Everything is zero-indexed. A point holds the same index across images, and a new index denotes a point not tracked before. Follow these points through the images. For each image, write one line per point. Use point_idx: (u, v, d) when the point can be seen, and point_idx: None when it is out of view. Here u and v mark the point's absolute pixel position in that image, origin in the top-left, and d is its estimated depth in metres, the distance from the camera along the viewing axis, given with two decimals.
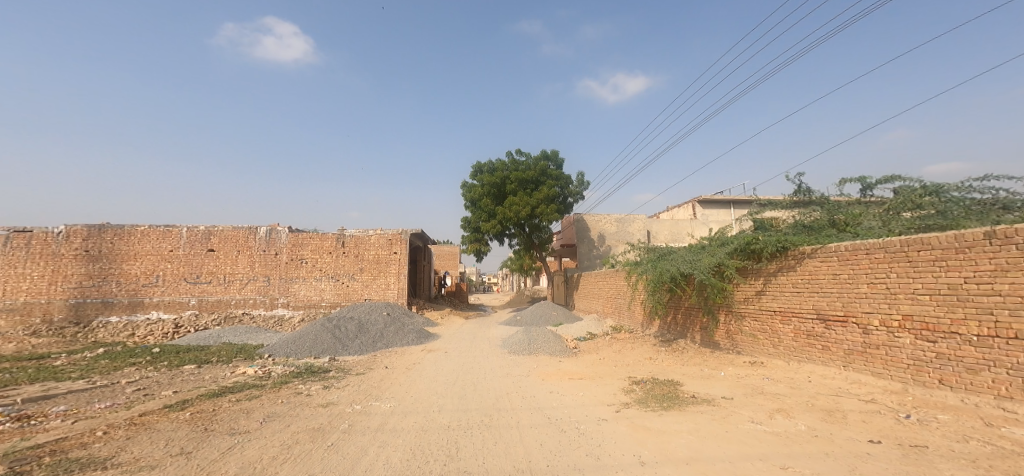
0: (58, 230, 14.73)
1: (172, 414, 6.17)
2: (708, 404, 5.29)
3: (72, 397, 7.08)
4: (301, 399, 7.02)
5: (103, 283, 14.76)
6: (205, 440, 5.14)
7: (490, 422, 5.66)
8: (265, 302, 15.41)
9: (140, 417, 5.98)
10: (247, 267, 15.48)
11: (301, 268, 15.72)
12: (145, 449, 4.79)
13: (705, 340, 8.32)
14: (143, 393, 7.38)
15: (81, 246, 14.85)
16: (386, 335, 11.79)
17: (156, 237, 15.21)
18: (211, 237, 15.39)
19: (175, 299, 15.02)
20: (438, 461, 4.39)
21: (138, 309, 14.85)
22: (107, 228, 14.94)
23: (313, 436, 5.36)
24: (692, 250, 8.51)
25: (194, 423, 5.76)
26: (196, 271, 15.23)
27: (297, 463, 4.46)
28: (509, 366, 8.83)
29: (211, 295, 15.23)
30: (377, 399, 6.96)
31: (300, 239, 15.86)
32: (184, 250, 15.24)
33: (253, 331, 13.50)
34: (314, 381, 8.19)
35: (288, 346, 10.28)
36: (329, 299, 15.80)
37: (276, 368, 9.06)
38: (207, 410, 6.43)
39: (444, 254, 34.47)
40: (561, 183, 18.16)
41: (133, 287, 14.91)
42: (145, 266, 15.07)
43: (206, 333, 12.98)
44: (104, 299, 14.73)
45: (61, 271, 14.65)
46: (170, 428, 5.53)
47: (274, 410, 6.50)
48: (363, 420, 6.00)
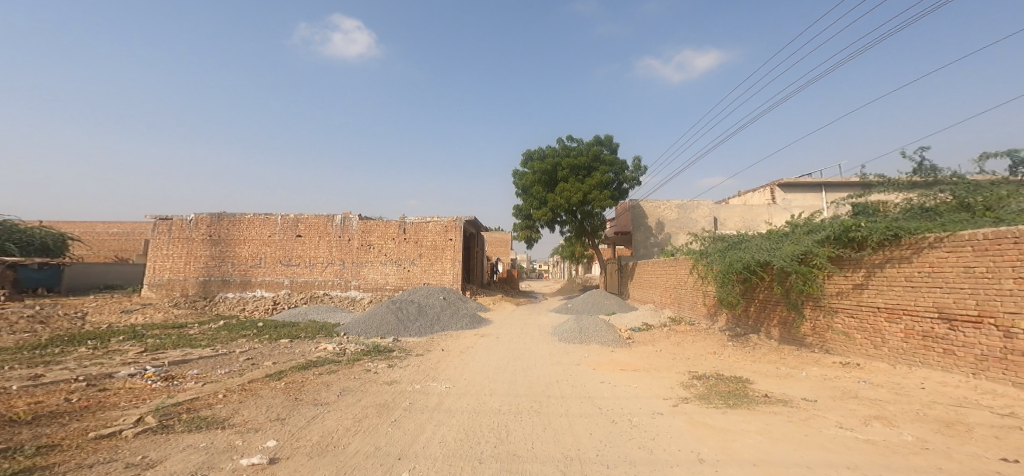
0: (190, 218, 17.10)
1: (272, 382, 6.97)
2: (785, 405, 4.84)
3: (204, 362, 8.28)
4: (369, 376, 7.57)
5: (222, 264, 16.88)
6: (295, 409, 5.72)
7: (539, 408, 5.66)
8: (340, 284, 16.69)
9: (249, 384, 6.83)
10: (326, 251, 16.85)
11: (370, 253, 16.78)
12: (252, 413, 5.45)
13: (786, 336, 7.63)
14: (249, 361, 8.42)
15: (206, 232, 17.12)
16: (443, 319, 12.24)
17: (259, 223, 17.04)
18: (299, 224, 16.94)
19: (273, 279, 16.79)
20: (488, 443, 4.51)
21: (248, 287, 16.85)
22: (224, 216, 17.04)
23: (379, 412, 5.75)
24: (771, 237, 7.81)
25: (288, 393, 6.44)
26: (288, 255, 16.88)
27: (365, 436, 4.83)
28: (559, 354, 8.77)
29: (300, 277, 16.79)
30: (434, 380, 7.29)
31: (368, 225, 16.92)
32: (280, 236, 16.95)
33: (333, 310, 14.84)
34: (381, 359, 8.77)
35: (359, 325, 11.16)
36: (393, 283, 16.73)
37: (350, 346, 9.84)
38: (298, 381, 7.17)
39: (498, 242, 35.06)
40: (615, 169, 17.48)
41: (244, 268, 16.89)
42: (252, 249, 16.99)
43: (297, 311, 14.52)
44: (223, 278, 16.85)
45: (191, 253, 17.05)
46: (270, 396, 6.23)
47: (348, 384, 7.07)
48: (422, 399, 6.32)
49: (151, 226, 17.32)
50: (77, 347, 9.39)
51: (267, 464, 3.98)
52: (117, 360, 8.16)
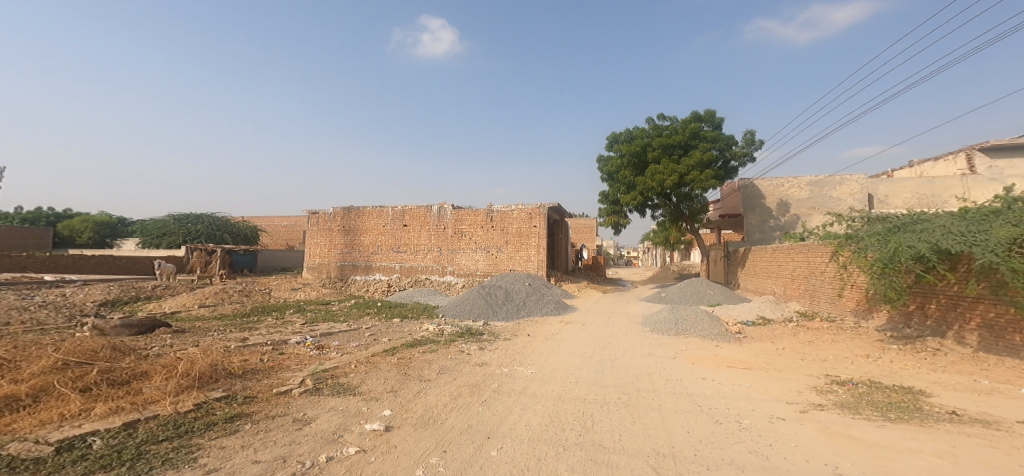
0: (331, 212, 19.64)
1: (387, 357, 7.75)
2: (985, 427, 3.92)
3: (343, 335, 9.58)
4: (463, 357, 8.01)
5: (352, 251, 19.19)
6: (404, 382, 6.29)
7: (627, 400, 5.42)
8: (439, 269, 17.84)
9: (372, 357, 7.70)
10: (427, 239, 18.12)
11: (462, 240, 17.62)
12: (374, 383, 6.14)
13: (991, 343, 5.98)
14: (372, 336, 9.50)
15: (341, 223, 19.59)
16: (529, 305, 12.42)
17: (374, 215, 19.00)
18: (404, 215, 18.47)
19: (388, 265, 18.62)
20: (573, 431, 4.43)
21: (370, 271, 18.92)
22: (351, 209, 19.33)
23: (472, 391, 6.03)
24: (972, 218, 6.02)
25: (400, 367, 7.09)
26: (397, 243, 18.55)
27: (460, 413, 5.09)
28: (650, 345, 8.30)
29: (407, 262, 18.34)
30: (520, 364, 7.42)
31: (460, 214, 17.74)
32: (391, 225, 18.68)
33: (434, 293, 16.00)
34: (473, 342, 9.18)
35: (455, 307, 11.88)
36: (483, 269, 17.37)
37: (447, 327, 10.49)
38: (407, 357, 7.87)
39: (581, 228, 34.43)
40: (718, 146, 15.89)
41: (367, 254, 18.96)
42: (371, 238, 19.01)
43: (405, 293, 15.97)
44: (352, 262, 19.17)
45: (332, 241, 19.60)
46: (385, 369, 6.94)
47: (445, 363, 7.54)
48: (509, 382, 6.47)
49: (308, 219, 20.13)
50: (266, 317, 11.67)
51: (383, 431, 4.44)
52: (288, 329, 9.88)
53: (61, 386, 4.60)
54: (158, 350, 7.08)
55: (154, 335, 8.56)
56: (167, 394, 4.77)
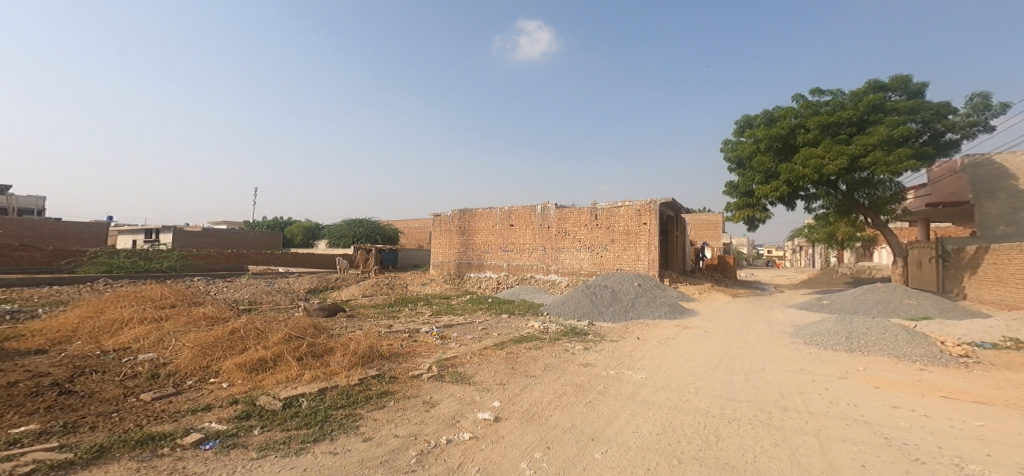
0: (449, 214, 21.24)
1: (496, 351, 8.07)
2: None
3: (460, 327, 10.26)
4: (568, 356, 7.94)
5: (467, 250, 20.48)
6: (512, 377, 6.45)
7: (759, 417, 4.81)
8: (543, 268, 18.01)
9: (483, 349, 8.07)
10: (532, 238, 18.44)
11: (565, 239, 17.52)
12: (486, 375, 6.42)
13: None
14: (484, 330, 10.03)
15: (457, 224, 21.00)
16: (639, 306, 11.80)
17: (484, 216, 20.01)
18: (511, 215, 19.12)
19: (496, 263, 19.43)
20: (691, 444, 4.07)
21: (482, 268, 19.96)
22: (464, 211, 20.71)
23: (576, 391, 5.94)
24: None
25: (508, 362, 7.32)
26: (505, 242, 19.24)
27: (565, 413, 5.03)
28: (787, 359, 7.25)
29: (514, 261, 18.90)
30: (629, 368, 7.08)
31: (563, 213, 17.68)
32: (499, 226, 19.48)
33: (539, 291, 16.20)
34: (578, 341, 9.05)
35: (560, 306, 11.89)
36: (587, 268, 16.98)
37: (552, 326, 10.54)
38: (514, 352, 8.07)
39: (702, 225, 31.78)
40: (912, 118, 12.98)
41: (479, 253, 20.04)
42: (482, 237, 20.06)
43: (513, 290, 16.47)
44: (467, 261, 20.49)
45: (451, 241, 21.13)
46: (495, 362, 7.21)
47: (550, 361, 7.56)
48: (617, 386, 6.22)
49: (433, 221, 21.99)
50: (403, 307, 13.16)
51: (494, 421, 4.61)
52: (420, 319, 10.99)
53: (285, 354, 6.12)
54: (337, 330, 8.63)
55: (337, 318, 10.49)
56: (344, 369, 5.96)
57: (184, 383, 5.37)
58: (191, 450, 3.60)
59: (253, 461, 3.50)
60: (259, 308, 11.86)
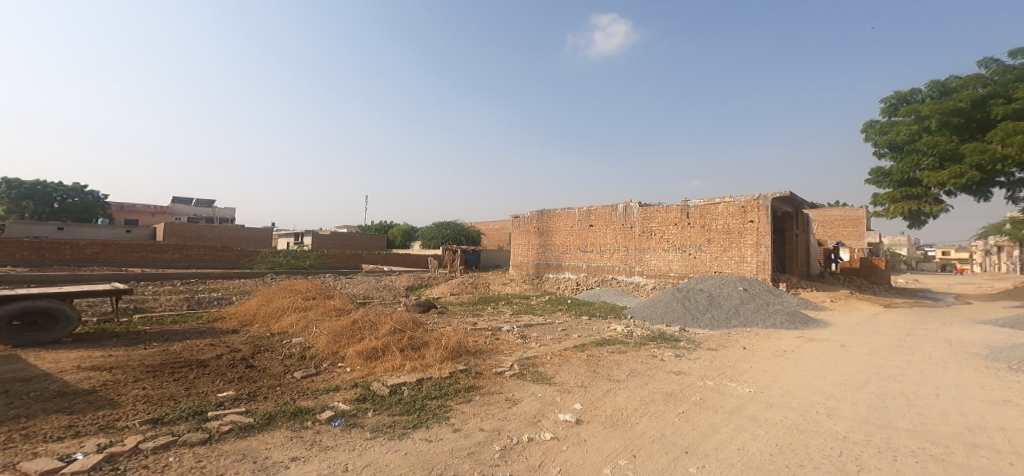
0: (528, 215, 21.72)
1: (577, 352, 7.88)
2: None
3: (540, 327, 10.27)
4: (657, 362, 7.46)
5: (546, 250, 20.58)
6: (594, 380, 6.22)
7: (901, 445, 4.04)
8: (626, 269, 17.26)
9: (563, 350, 7.93)
10: (613, 239, 17.84)
11: (650, 239, 16.58)
12: (567, 376, 6.27)
13: None
14: (565, 331, 9.90)
15: (536, 225, 21.36)
16: (743, 314, 10.63)
17: (564, 216, 19.90)
18: (590, 215, 18.76)
19: (576, 264, 19.19)
20: (818, 470, 3.54)
21: (562, 269, 19.86)
22: (544, 212, 20.91)
23: (666, 400, 5.54)
24: None
25: (589, 364, 7.08)
26: (584, 242, 18.92)
27: (653, 421, 4.70)
28: (935, 380, 6.01)
29: (594, 262, 18.47)
30: (732, 380, 6.43)
31: (648, 212, 16.75)
32: (577, 226, 19.27)
33: (621, 293, 15.60)
34: (667, 347, 8.49)
35: (646, 309, 11.34)
36: (677, 270, 15.70)
37: (637, 330, 10.03)
38: (597, 355, 7.81)
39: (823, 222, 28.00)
40: None
41: (559, 253, 19.98)
42: (562, 238, 19.96)
43: (593, 292, 16.11)
44: (547, 261, 20.58)
45: (530, 242, 21.55)
46: (576, 364, 7.04)
47: (636, 366, 7.17)
48: (717, 398, 5.68)
49: (512, 224, 22.81)
50: (486, 305, 13.62)
51: (575, 423, 4.47)
52: (502, 317, 11.25)
53: (390, 345, 6.63)
54: (432, 325, 9.20)
55: (431, 314, 11.21)
56: (437, 362, 6.25)
57: (317, 364, 6.24)
58: (325, 425, 4.19)
59: (368, 440, 3.88)
60: (372, 302, 13.20)
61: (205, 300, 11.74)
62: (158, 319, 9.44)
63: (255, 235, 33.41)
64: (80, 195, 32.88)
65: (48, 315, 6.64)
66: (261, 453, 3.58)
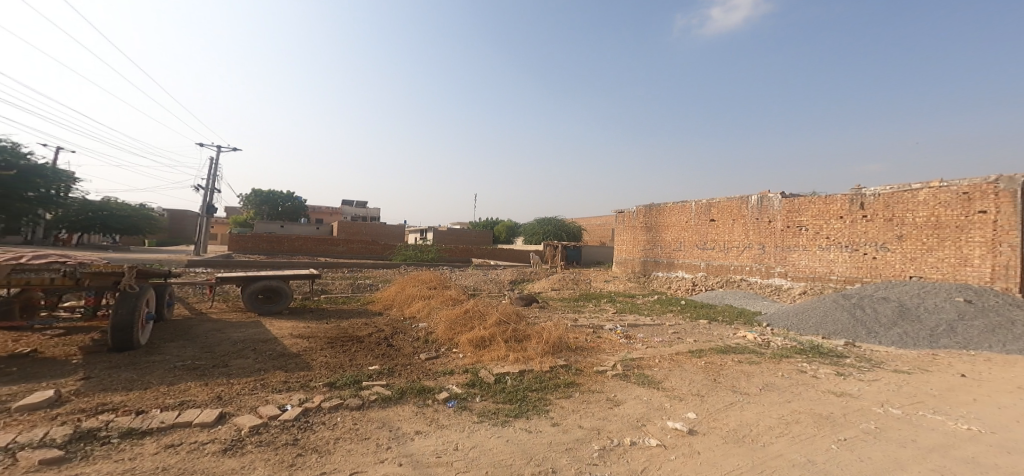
0: (633, 210, 20.66)
1: (693, 359, 7.07)
2: None
3: (646, 328, 9.58)
4: (805, 380, 6.28)
5: (654, 247, 19.15)
6: (714, 390, 5.46)
7: None
8: (761, 270, 14.35)
9: (676, 355, 7.22)
10: (743, 235, 15.14)
11: (801, 236, 13.14)
12: (679, 383, 5.65)
13: None
14: (676, 334, 9.01)
15: (643, 220, 20.15)
16: (959, 333, 7.93)
17: (676, 210, 18.22)
18: (711, 208, 16.50)
19: (693, 262, 17.20)
20: None
21: (673, 267, 18.18)
22: (651, 206, 19.60)
23: (817, 423, 4.58)
24: None
25: (708, 373, 6.29)
26: (703, 239, 16.78)
27: (795, 444, 3.90)
28: None
29: (716, 260, 16.16)
30: (930, 413, 5.10)
31: (796, 203, 13.48)
32: (694, 221, 17.27)
33: (752, 297, 13.32)
34: (821, 363, 7.15)
35: (789, 319, 9.76)
36: (841, 273, 12.12)
37: (776, 340, 8.64)
38: (717, 363, 6.91)
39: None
40: None
41: (669, 250, 18.39)
42: (674, 234, 18.24)
43: (714, 293, 14.29)
44: (655, 258, 19.14)
45: (635, 238, 20.41)
46: (691, 371, 6.31)
47: (772, 381, 6.14)
48: (898, 429, 4.57)
49: (616, 219, 22.08)
50: (587, 302, 13.20)
51: (687, 433, 3.94)
52: (604, 315, 10.77)
53: (497, 335, 6.75)
54: (532, 318, 9.20)
55: (530, 307, 11.23)
56: (538, 356, 6.16)
57: (436, 348, 6.67)
58: (440, 404, 4.38)
59: (475, 424, 3.93)
60: (478, 293, 13.75)
61: (361, 286, 13.62)
62: (332, 299, 11.29)
63: (394, 231, 38.21)
64: (291, 199, 47.25)
65: (275, 292, 9.03)
66: (394, 424, 3.85)
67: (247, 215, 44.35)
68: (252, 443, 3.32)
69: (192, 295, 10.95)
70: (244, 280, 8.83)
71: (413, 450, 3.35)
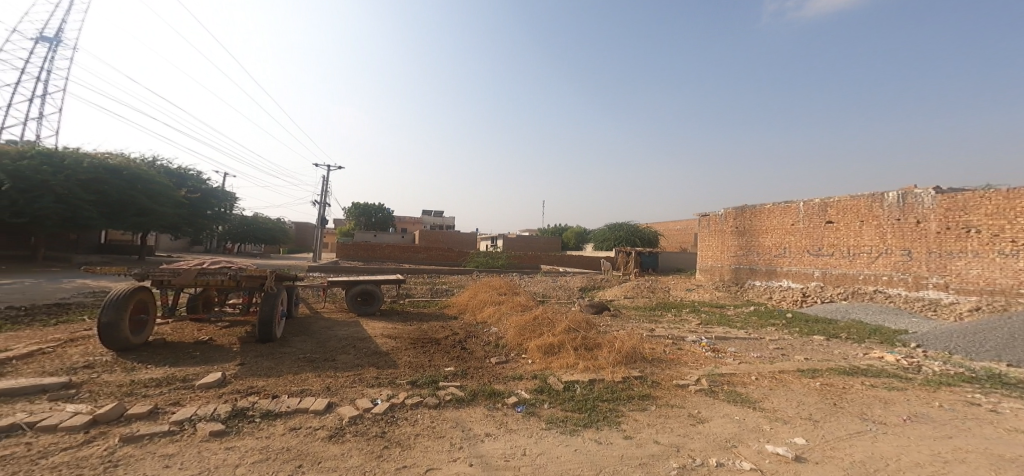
0: (722, 214, 19.11)
1: (806, 378, 6.05)
2: None
3: (740, 342, 8.59)
4: (977, 414, 4.95)
5: (749, 253, 17.31)
6: (834, 415, 4.55)
7: None
8: (907, 281, 12.01)
9: (781, 373, 6.28)
10: (876, 239, 12.94)
11: (968, 240, 10.81)
12: (784, 403, 4.88)
13: None
14: (779, 351, 7.90)
15: (736, 224, 18.38)
16: None
17: (780, 213, 16.31)
18: (828, 208, 14.45)
19: (801, 270, 15.12)
20: None
21: (774, 276, 16.14)
22: (747, 208, 17.84)
23: (996, 466, 3.39)
24: None
25: (824, 395, 5.31)
26: (818, 243, 14.65)
27: None
28: None
29: (836, 268, 13.98)
30: None
31: (958, 201, 11.14)
32: (804, 224, 15.23)
33: (892, 311, 11.21)
34: (999, 395, 5.76)
35: (947, 341, 8.22)
36: None
37: (930, 365, 7.13)
38: (838, 385, 5.82)
39: None
40: None
41: (769, 257, 16.45)
42: (776, 239, 16.30)
43: (835, 306, 12.31)
44: (751, 266, 17.34)
45: (726, 243, 18.70)
46: (801, 391, 5.40)
47: (924, 411, 4.91)
48: None
49: (701, 223, 20.52)
50: (666, 312, 12.26)
51: (793, 460, 3.39)
52: (686, 326, 9.91)
53: (565, 342, 6.53)
54: (603, 327, 8.78)
55: (602, 315, 10.76)
56: (609, 365, 5.83)
57: (506, 353, 6.67)
58: (509, 409, 4.32)
59: (543, 430, 3.80)
60: (548, 300, 13.56)
61: (439, 291, 14.33)
62: (416, 302, 12.10)
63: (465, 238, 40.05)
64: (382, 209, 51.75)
65: (369, 296, 9.83)
66: (466, 424, 3.86)
67: (349, 226, 49.89)
68: (350, 433, 3.56)
69: (310, 297, 12.45)
70: (345, 284, 9.77)
71: (482, 451, 3.34)
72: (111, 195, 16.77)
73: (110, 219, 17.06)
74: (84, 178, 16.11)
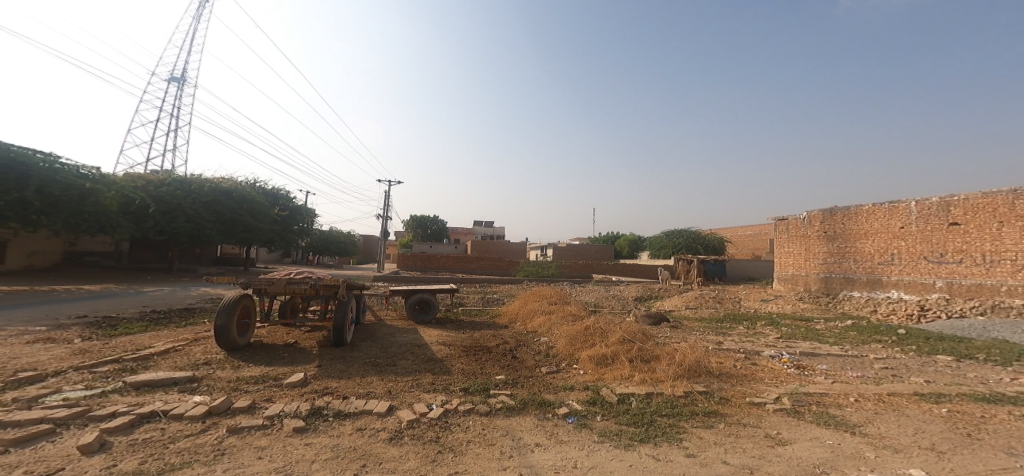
0: (805, 217, 17.24)
1: (926, 404, 5.11)
2: None
3: (832, 359, 7.56)
4: None
5: (843, 261, 15.38)
6: (966, 447, 3.76)
7: None
8: None
9: (889, 396, 5.38)
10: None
11: None
12: (892, 429, 4.16)
13: None
14: (888, 372, 6.80)
15: (823, 229, 16.46)
16: None
17: (884, 215, 14.29)
18: (951, 208, 12.40)
19: (917, 280, 13.00)
20: None
21: (877, 286, 14.17)
22: (837, 211, 15.91)
23: None
24: None
25: (953, 424, 4.44)
26: (938, 249, 12.58)
27: None
28: None
29: (965, 278, 11.88)
30: None
31: None
32: (918, 227, 13.18)
33: None
34: None
35: None
36: None
37: None
38: (973, 414, 4.84)
39: None
40: None
41: (870, 265, 14.49)
42: (878, 244, 14.31)
43: (965, 323, 10.39)
44: (846, 275, 15.25)
45: (811, 250, 16.80)
46: (922, 419, 4.56)
47: None
48: None
49: (777, 228, 18.73)
50: (737, 324, 11.21)
51: None
52: (762, 340, 8.97)
53: (620, 354, 6.18)
54: (664, 339, 8.21)
55: (661, 327, 10.06)
56: (669, 378, 5.42)
57: (557, 363, 6.43)
58: (560, 419, 4.13)
59: (596, 443, 3.58)
60: (601, 310, 13.06)
61: (490, 299, 14.45)
62: (469, 311, 12.30)
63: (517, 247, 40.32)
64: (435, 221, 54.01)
65: (426, 304, 10.14)
66: (516, 433, 3.75)
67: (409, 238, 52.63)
68: (408, 435, 3.61)
69: (375, 305, 13.09)
70: (406, 292, 10.18)
71: (533, 461, 3.21)
72: (226, 214, 18.98)
73: (224, 235, 19.21)
74: (205, 199, 18.57)
